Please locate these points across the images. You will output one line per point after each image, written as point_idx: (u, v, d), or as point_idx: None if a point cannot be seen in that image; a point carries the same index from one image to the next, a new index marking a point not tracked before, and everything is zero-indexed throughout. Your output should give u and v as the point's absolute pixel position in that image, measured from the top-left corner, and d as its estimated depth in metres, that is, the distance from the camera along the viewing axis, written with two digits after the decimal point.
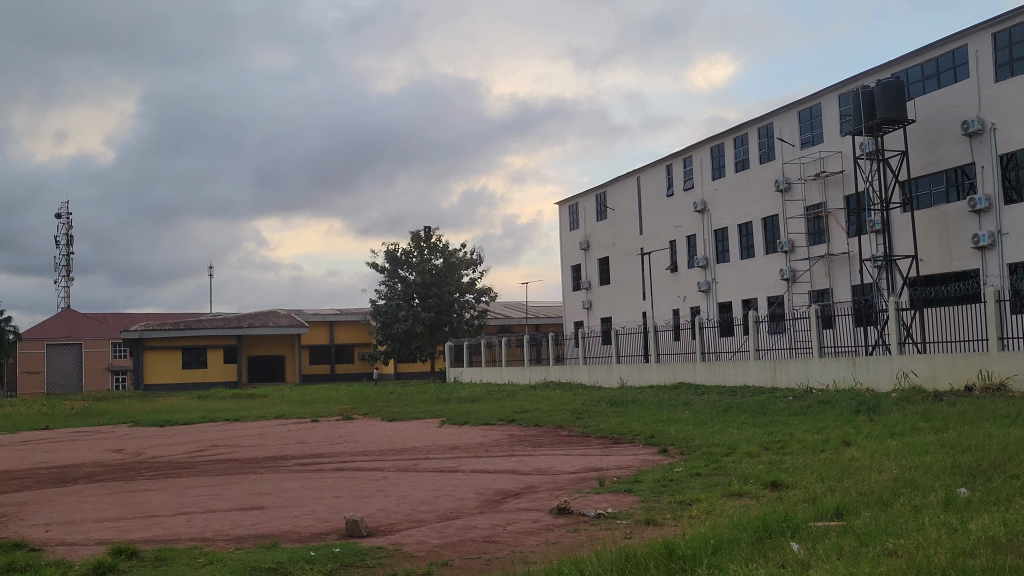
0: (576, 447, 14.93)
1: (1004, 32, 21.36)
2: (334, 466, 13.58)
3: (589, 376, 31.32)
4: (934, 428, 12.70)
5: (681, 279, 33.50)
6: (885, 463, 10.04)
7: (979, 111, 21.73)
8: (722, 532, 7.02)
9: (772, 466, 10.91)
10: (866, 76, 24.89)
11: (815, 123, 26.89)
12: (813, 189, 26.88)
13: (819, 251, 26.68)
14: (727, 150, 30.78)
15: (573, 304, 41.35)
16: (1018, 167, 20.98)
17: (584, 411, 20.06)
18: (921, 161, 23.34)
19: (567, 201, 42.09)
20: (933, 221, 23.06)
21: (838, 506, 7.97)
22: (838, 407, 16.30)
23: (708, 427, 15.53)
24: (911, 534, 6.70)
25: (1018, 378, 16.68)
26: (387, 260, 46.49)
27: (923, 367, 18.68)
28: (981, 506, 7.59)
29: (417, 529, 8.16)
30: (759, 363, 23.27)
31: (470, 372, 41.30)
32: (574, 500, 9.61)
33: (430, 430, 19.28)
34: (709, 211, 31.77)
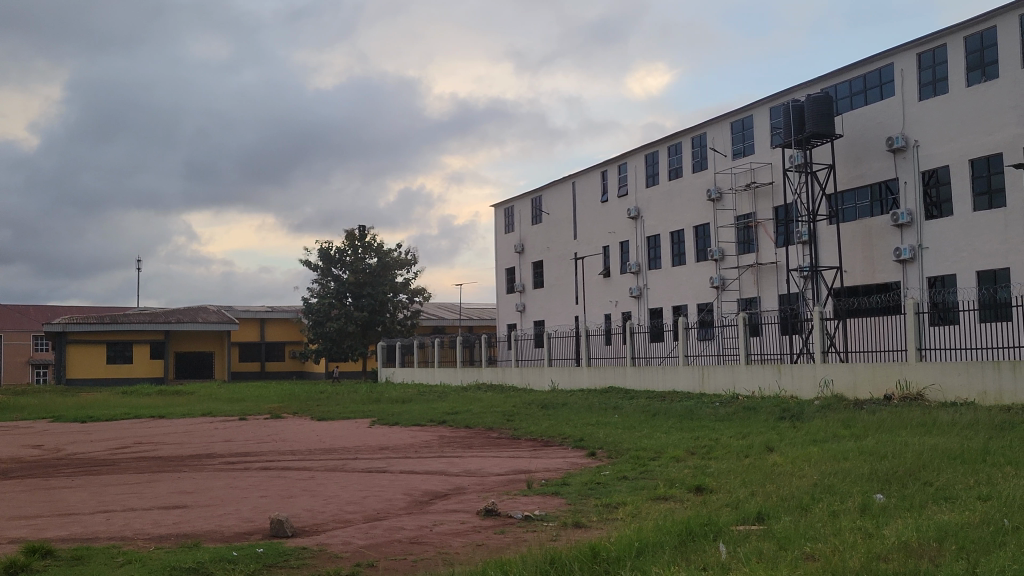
0: (506, 449, 14.97)
1: (929, 53, 22.06)
2: (261, 465, 13.42)
3: (520, 378, 31.47)
4: (855, 435, 13.05)
5: (613, 284, 33.81)
6: (807, 469, 10.29)
7: (904, 128, 22.36)
8: (647, 535, 7.12)
9: (698, 470, 11.09)
10: (795, 91, 25.47)
11: (746, 135, 27.41)
12: (744, 199, 27.39)
13: (748, 259, 27.20)
14: (661, 158, 31.22)
15: (506, 307, 41.45)
16: (939, 184, 21.65)
17: (515, 413, 20.15)
18: (847, 175, 23.94)
19: (503, 203, 42.17)
20: (857, 234, 23.65)
21: (760, 510, 8.16)
22: (763, 413, 16.65)
23: (636, 430, 15.74)
24: (828, 538, 6.90)
25: (935, 389, 17.24)
26: (320, 258, 46.08)
27: (844, 375, 19.17)
28: (896, 512, 7.83)
29: (342, 529, 8.12)
30: (687, 369, 23.64)
31: (402, 372, 41.16)
32: (502, 502, 9.66)
33: (359, 430, 19.16)
34: (642, 218, 32.14)
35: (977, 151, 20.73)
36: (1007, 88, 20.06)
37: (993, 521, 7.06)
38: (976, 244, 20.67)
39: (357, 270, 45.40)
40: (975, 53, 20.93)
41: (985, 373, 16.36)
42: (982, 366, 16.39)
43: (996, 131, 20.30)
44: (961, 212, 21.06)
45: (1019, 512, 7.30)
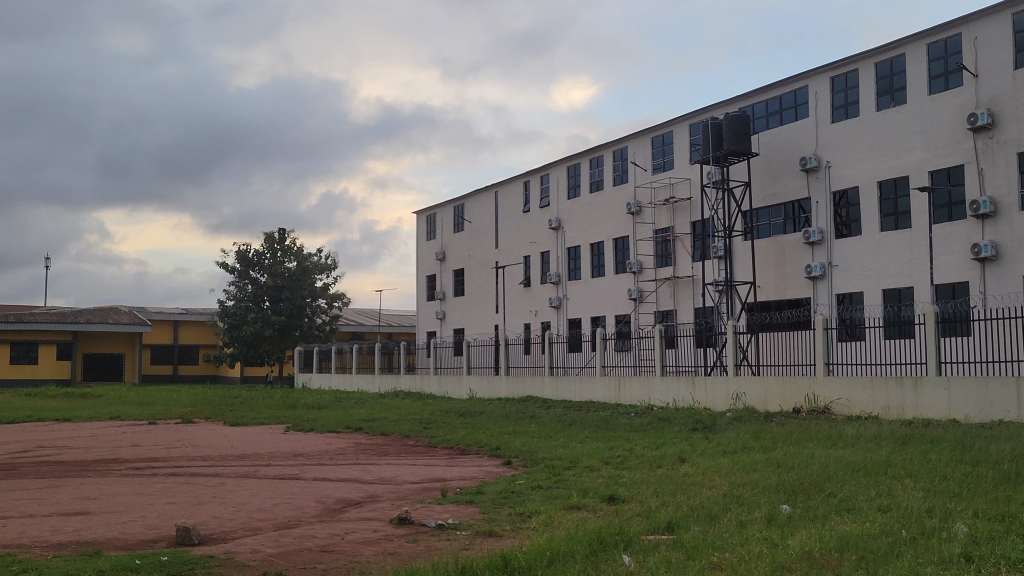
0: (421, 457, 14.90)
1: (842, 77, 22.76)
2: (169, 471, 13.12)
3: (439, 386, 31.38)
4: (763, 447, 13.37)
5: (533, 294, 33.97)
6: (716, 479, 10.50)
7: (817, 149, 23.01)
8: (559, 544, 7.17)
9: (611, 480, 11.22)
10: (714, 109, 26.00)
11: (666, 150, 27.87)
12: (663, 214, 27.85)
13: (665, 273, 27.63)
14: (583, 171, 31.54)
15: (426, 314, 41.31)
16: (849, 204, 22.33)
17: (432, 421, 20.09)
18: (762, 193, 24.53)
19: (425, 210, 42.05)
20: (770, 251, 24.23)
21: (669, 520, 8.28)
22: (677, 424, 16.91)
23: (552, 440, 15.84)
24: (736, 548, 7.04)
25: (841, 402, 17.75)
26: (237, 260, 45.27)
27: (754, 389, 19.60)
28: (801, 522, 8.05)
29: (252, 537, 7.99)
30: (604, 379, 23.89)
31: (320, 378, 40.67)
32: (416, 510, 9.62)
33: (273, 436, 18.88)
34: (563, 229, 32.41)
35: (885, 174, 21.45)
36: (915, 114, 20.80)
37: (891, 532, 7.31)
38: (882, 263, 21.35)
39: (276, 273, 44.71)
40: (885, 79, 21.68)
41: (888, 389, 16.90)
42: (885, 382, 16.92)
43: (904, 155, 21.02)
44: (870, 232, 21.74)
45: (916, 523, 7.56)
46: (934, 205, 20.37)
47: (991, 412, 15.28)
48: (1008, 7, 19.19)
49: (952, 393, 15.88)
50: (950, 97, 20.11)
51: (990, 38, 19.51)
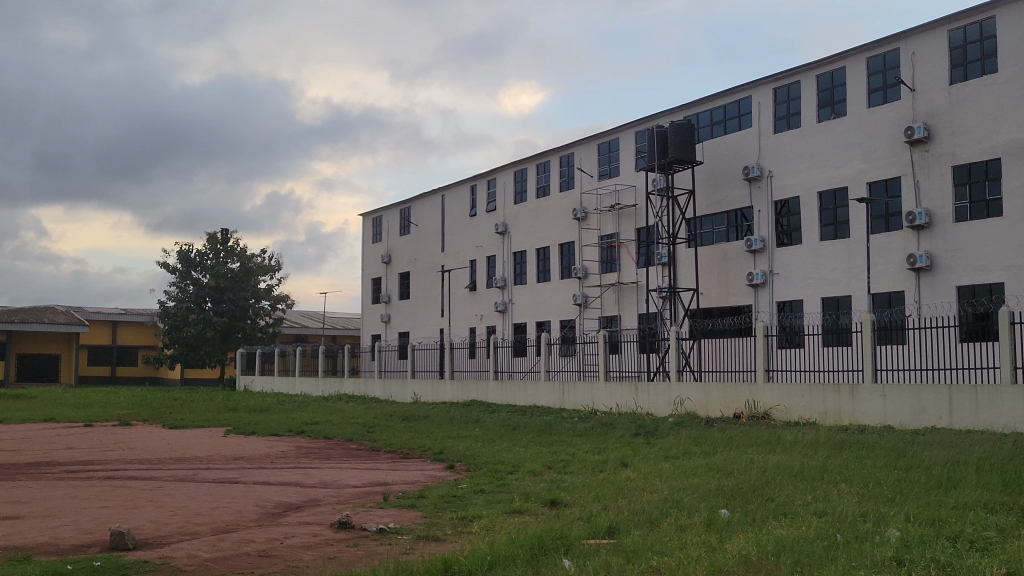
0: (364, 461, 14.82)
1: (785, 88, 23.14)
2: (104, 474, 12.86)
3: (383, 390, 31.21)
4: (704, 452, 13.52)
5: (479, 297, 33.97)
6: (658, 484, 10.59)
7: (760, 159, 23.37)
8: (499, 549, 7.17)
9: (553, 484, 11.27)
10: (659, 117, 26.27)
11: (612, 157, 28.08)
12: (608, 220, 28.05)
13: (610, 279, 27.83)
14: (530, 176, 31.65)
15: (371, 317, 41.07)
16: (790, 214, 22.71)
17: (374, 425, 19.97)
18: (706, 201, 24.84)
19: (371, 212, 41.81)
20: (713, 258, 24.54)
21: (610, 524, 8.35)
22: (619, 429, 17.02)
23: (495, 444, 15.84)
24: (674, 552, 7.11)
25: (781, 408, 18.04)
26: (179, 260, 44.55)
27: (696, 394, 19.83)
28: (738, 527, 8.16)
29: (189, 541, 7.87)
30: (548, 384, 23.96)
31: (262, 381, 40.19)
32: (357, 514, 9.55)
33: (212, 439, 18.60)
34: (509, 234, 32.47)
35: (825, 185, 21.85)
36: (854, 126, 21.23)
37: (827, 536, 7.44)
38: (822, 272, 21.74)
39: (218, 274, 44.08)
40: (826, 91, 22.10)
41: (827, 395, 17.19)
42: (824, 389, 17.22)
43: (843, 166, 21.45)
44: (809, 241, 22.14)
45: (850, 527, 7.71)
46: (872, 215, 20.81)
47: (925, 419, 15.63)
48: (945, 23, 19.69)
49: (887, 400, 16.22)
50: (887, 110, 20.57)
51: (927, 54, 20.00)
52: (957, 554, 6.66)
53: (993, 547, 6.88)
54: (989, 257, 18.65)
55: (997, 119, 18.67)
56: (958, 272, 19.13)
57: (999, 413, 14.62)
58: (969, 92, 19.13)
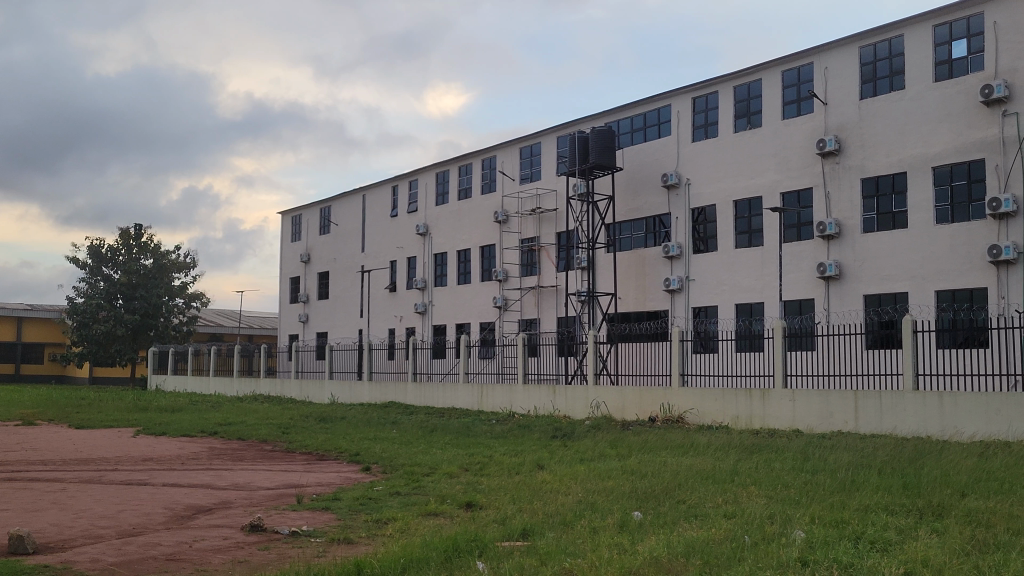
0: (278, 462, 14.64)
1: (703, 97, 23.56)
2: (6, 475, 12.41)
3: (299, 391, 30.80)
4: (620, 454, 13.71)
5: (398, 298, 33.78)
6: (573, 486, 10.67)
7: (678, 167, 23.75)
8: (413, 551, 7.16)
9: (470, 486, 11.28)
10: (581, 122, 26.52)
11: (534, 162, 28.26)
12: (529, 223, 28.23)
13: (530, 282, 27.97)
14: (451, 178, 31.62)
15: (289, 317, 40.51)
16: (706, 221, 23.14)
17: (291, 426, 19.68)
18: (625, 207, 25.18)
19: (290, 211, 41.27)
20: (631, 263, 24.86)
21: (525, 526, 8.40)
22: (537, 432, 17.12)
23: (412, 446, 15.76)
24: (587, 553, 7.19)
25: (694, 412, 18.37)
26: (89, 255, 43.29)
27: (613, 397, 20.06)
28: (650, 529, 8.28)
29: (92, 546, 7.64)
30: (467, 386, 23.96)
31: (174, 380, 39.27)
32: (268, 517, 9.41)
33: (121, 440, 18.10)
34: (430, 235, 32.38)
35: (740, 194, 22.32)
36: (769, 137, 21.75)
37: (735, 538, 7.60)
38: (736, 278, 22.21)
39: (131, 271, 42.97)
40: (742, 102, 22.58)
41: (738, 399, 17.58)
42: (735, 393, 17.60)
43: (757, 176, 21.95)
44: (724, 248, 22.59)
45: (758, 528, 7.90)
46: (785, 225, 21.35)
47: (831, 422, 16.08)
48: (856, 40, 20.31)
49: (796, 404, 16.64)
50: (801, 122, 21.13)
51: (839, 69, 20.60)
52: (858, 555, 6.90)
53: (892, 547, 7.14)
54: (894, 267, 19.29)
55: (904, 134, 19.32)
56: (865, 281, 19.74)
57: (902, 417, 15.12)
58: (878, 108, 19.75)
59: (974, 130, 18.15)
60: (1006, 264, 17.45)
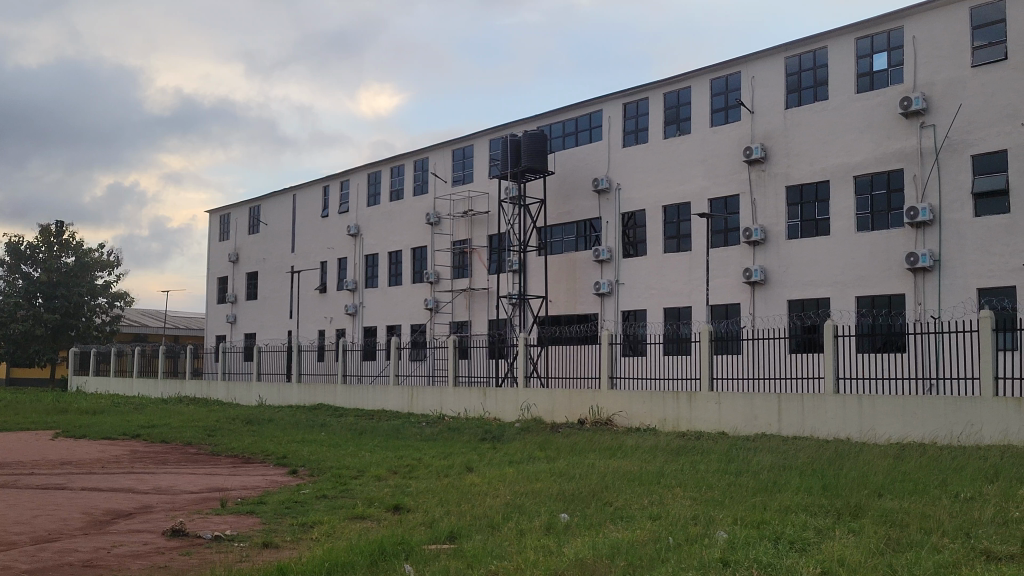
0: (202, 466, 14.38)
1: (633, 104, 23.82)
2: None
3: (226, 392, 30.30)
4: (548, 456, 13.79)
5: (329, 300, 33.47)
6: (501, 488, 10.70)
7: (608, 172, 23.98)
8: (338, 555, 7.10)
9: (398, 489, 11.23)
10: (513, 125, 26.60)
11: (466, 164, 28.26)
12: (461, 226, 28.23)
13: (462, 284, 27.97)
14: (383, 179, 31.45)
15: (216, 317, 39.85)
16: (636, 226, 23.41)
17: (217, 428, 19.33)
18: (556, 211, 25.34)
19: (219, 210, 40.61)
20: (562, 267, 25.03)
21: (452, 529, 8.38)
22: (466, 434, 17.10)
23: (340, 449, 15.63)
24: (513, 556, 7.22)
25: (623, 414, 18.56)
26: (7, 253, 41.97)
27: (543, 400, 20.15)
28: (576, 530, 8.34)
29: (5, 552, 7.43)
30: (397, 388, 23.87)
31: (95, 382, 38.31)
32: (191, 521, 9.26)
33: (39, 443, 17.57)
34: (361, 236, 32.15)
35: (669, 199, 22.62)
36: (697, 144, 22.10)
37: (659, 539, 7.70)
38: (664, 283, 22.50)
39: (51, 269, 41.82)
40: (672, 108, 22.89)
41: (665, 402, 17.81)
42: (663, 396, 17.83)
43: (686, 182, 22.28)
44: (653, 253, 22.88)
45: (681, 530, 8.01)
46: (712, 230, 21.71)
47: (756, 425, 16.38)
48: (782, 51, 20.75)
49: (722, 407, 16.92)
50: (728, 130, 21.52)
51: (766, 78, 21.02)
52: (777, 555, 7.05)
53: (810, 547, 7.31)
54: (817, 273, 19.75)
55: (827, 143, 19.80)
56: (789, 287, 20.18)
57: (823, 420, 15.48)
58: (803, 117, 20.21)
59: (894, 140, 18.67)
60: (923, 271, 18.00)
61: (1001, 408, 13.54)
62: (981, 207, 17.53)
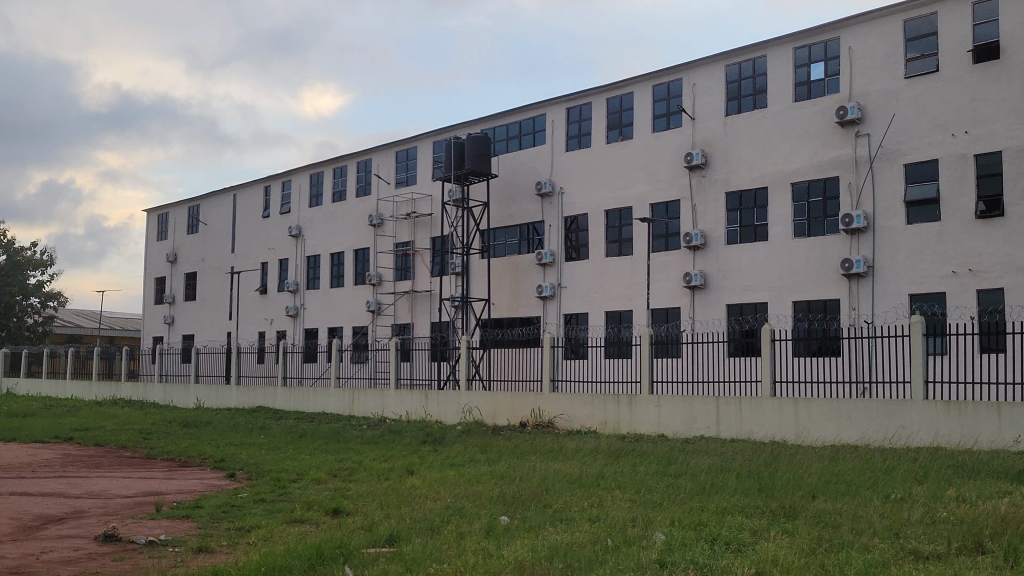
0: (136, 469, 14.11)
1: (576, 108, 23.93)
2: None
3: (163, 394, 29.80)
4: (490, 459, 13.79)
5: (269, 301, 33.09)
6: (441, 491, 10.69)
7: (551, 176, 24.08)
8: (275, 559, 7.04)
9: (338, 492, 11.14)
10: (457, 128, 26.56)
11: (410, 165, 28.16)
12: (404, 228, 28.12)
13: (404, 286, 27.85)
14: (325, 179, 31.18)
15: (153, 318, 39.16)
16: (578, 230, 23.54)
17: (152, 431, 18.99)
18: (500, 214, 25.38)
19: (156, 209, 39.91)
20: (505, 270, 25.07)
21: (391, 532, 8.35)
22: (408, 437, 17.03)
23: (280, 452, 15.47)
24: (452, 559, 7.21)
25: (564, 417, 18.67)
26: None
27: (484, 403, 20.17)
28: (516, 533, 8.37)
29: None
30: (338, 391, 23.68)
31: (26, 383, 37.37)
32: (124, 526, 9.07)
33: None
34: (303, 237, 31.85)
35: (611, 204, 22.79)
36: (639, 149, 22.30)
37: (598, 540, 7.77)
38: (606, 286, 22.66)
39: None
40: (615, 113, 23.06)
41: (606, 405, 17.94)
42: (604, 399, 17.96)
43: (628, 187, 22.47)
44: (596, 256, 23.03)
45: (619, 532, 8.08)
46: (653, 235, 21.92)
47: (694, 428, 16.59)
48: (722, 59, 21.03)
49: (662, 411, 17.11)
50: (670, 136, 21.75)
51: (707, 86, 21.28)
52: (713, 555, 7.16)
53: (745, 548, 7.43)
54: (755, 278, 20.04)
55: (766, 151, 20.12)
56: (728, 291, 20.46)
57: (760, 423, 15.73)
58: (742, 124, 20.50)
59: (830, 149, 19.04)
60: (857, 276, 18.37)
61: (930, 410, 13.88)
62: (913, 214, 17.97)
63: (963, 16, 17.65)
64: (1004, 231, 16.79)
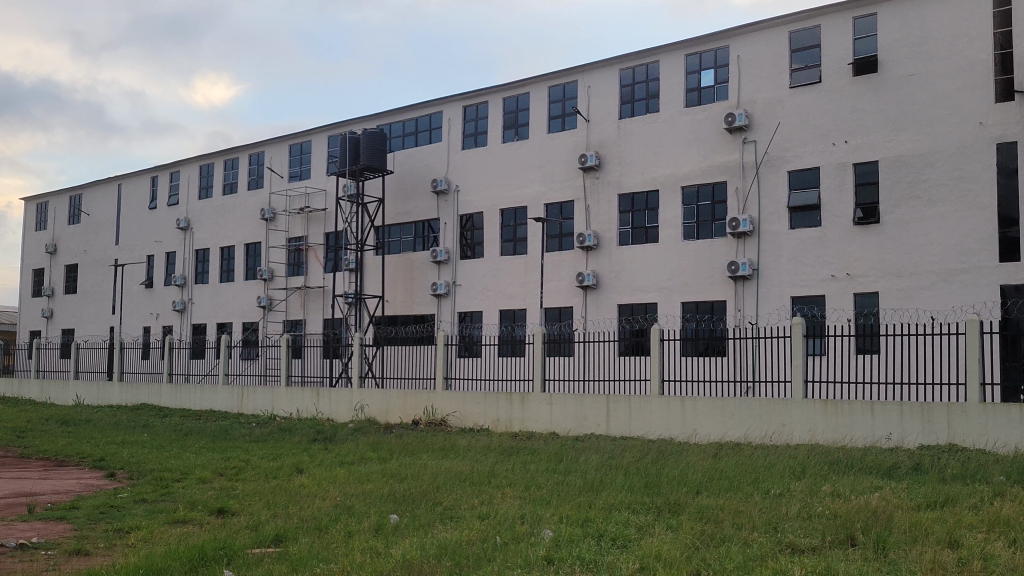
0: (8, 469, 13.50)
1: (473, 107, 23.94)
2: None
3: (39, 391, 28.57)
4: (381, 457, 13.69)
5: (155, 295, 32.12)
6: (330, 489, 10.58)
7: (447, 174, 24.06)
8: (154, 561, 6.83)
9: (223, 492, 10.89)
10: (352, 123, 26.28)
11: (304, 160, 27.74)
12: (297, 222, 27.65)
13: (296, 282, 27.41)
14: (216, 171, 30.43)
15: (30, 312, 37.51)
16: (474, 228, 23.58)
17: (27, 429, 18.19)
18: (395, 210, 25.22)
19: (35, 198, 38.24)
20: (400, 267, 24.95)
21: (277, 532, 8.22)
22: (297, 435, 16.75)
23: (164, 450, 15.02)
24: (339, 558, 7.14)
25: (456, 415, 18.69)
26: None
27: (377, 400, 20.01)
28: (406, 531, 8.34)
29: None
30: (227, 388, 23.13)
31: None
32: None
33: None
34: (191, 230, 31.00)
35: (506, 203, 22.90)
36: (535, 150, 22.48)
37: (486, 538, 7.80)
38: (500, 285, 22.76)
39: None
40: (511, 113, 23.16)
41: (499, 403, 18.03)
42: (497, 396, 18.04)
43: (523, 187, 22.62)
44: (490, 255, 23.10)
45: (509, 528, 8.14)
46: (546, 235, 22.13)
47: (586, 426, 16.81)
48: (617, 63, 21.37)
49: (553, 409, 17.28)
50: (565, 137, 21.99)
51: (602, 89, 21.58)
52: (600, 551, 7.27)
53: (631, 543, 7.57)
54: (646, 279, 20.43)
55: (657, 154, 20.53)
56: (619, 291, 20.81)
57: (648, 420, 16.05)
58: (636, 128, 20.88)
59: (719, 154, 19.57)
60: (743, 279, 18.93)
61: (810, 409, 14.39)
62: (796, 220, 18.61)
63: (845, 31, 18.36)
64: (880, 238, 17.53)
